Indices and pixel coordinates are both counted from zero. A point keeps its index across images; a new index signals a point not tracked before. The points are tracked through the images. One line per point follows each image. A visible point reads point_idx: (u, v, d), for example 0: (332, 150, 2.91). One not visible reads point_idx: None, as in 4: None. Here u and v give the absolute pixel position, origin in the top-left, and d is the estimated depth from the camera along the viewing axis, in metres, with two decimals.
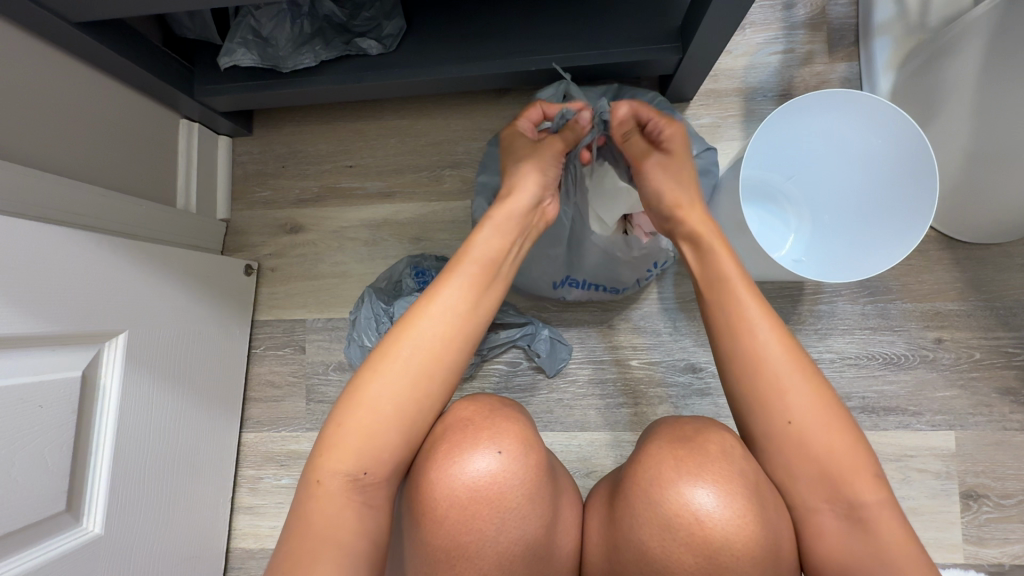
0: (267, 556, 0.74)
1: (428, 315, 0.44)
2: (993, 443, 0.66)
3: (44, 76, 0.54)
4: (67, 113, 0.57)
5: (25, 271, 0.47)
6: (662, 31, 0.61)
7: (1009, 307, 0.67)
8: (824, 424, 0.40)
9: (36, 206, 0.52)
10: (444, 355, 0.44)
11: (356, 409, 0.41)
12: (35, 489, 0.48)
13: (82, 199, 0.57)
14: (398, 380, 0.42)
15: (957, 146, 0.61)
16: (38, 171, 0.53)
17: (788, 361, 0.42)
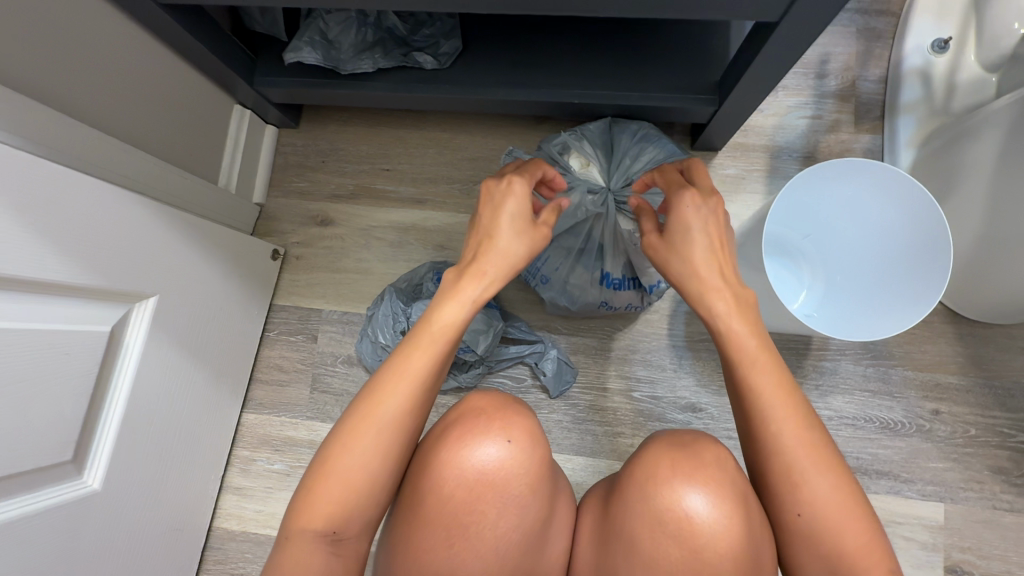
0: (249, 538, 0.74)
1: (392, 385, 0.41)
2: (982, 520, 0.67)
3: (123, 48, 0.58)
4: (135, 85, 0.61)
5: (80, 226, 0.50)
6: (701, 83, 0.65)
7: (1007, 387, 0.69)
8: (840, 525, 0.38)
9: (97, 166, 0.56)
10: (406, 424, 0.41)
11: (322, 483, 0.39)
12: (49, 434, 0.49)
13: (133, 162, 0.60)
14: (364, 459, 0.40)
15: (971, 226, 0.64)
16: (94, 129, 0.56)
17: (810, 456, 0.39)
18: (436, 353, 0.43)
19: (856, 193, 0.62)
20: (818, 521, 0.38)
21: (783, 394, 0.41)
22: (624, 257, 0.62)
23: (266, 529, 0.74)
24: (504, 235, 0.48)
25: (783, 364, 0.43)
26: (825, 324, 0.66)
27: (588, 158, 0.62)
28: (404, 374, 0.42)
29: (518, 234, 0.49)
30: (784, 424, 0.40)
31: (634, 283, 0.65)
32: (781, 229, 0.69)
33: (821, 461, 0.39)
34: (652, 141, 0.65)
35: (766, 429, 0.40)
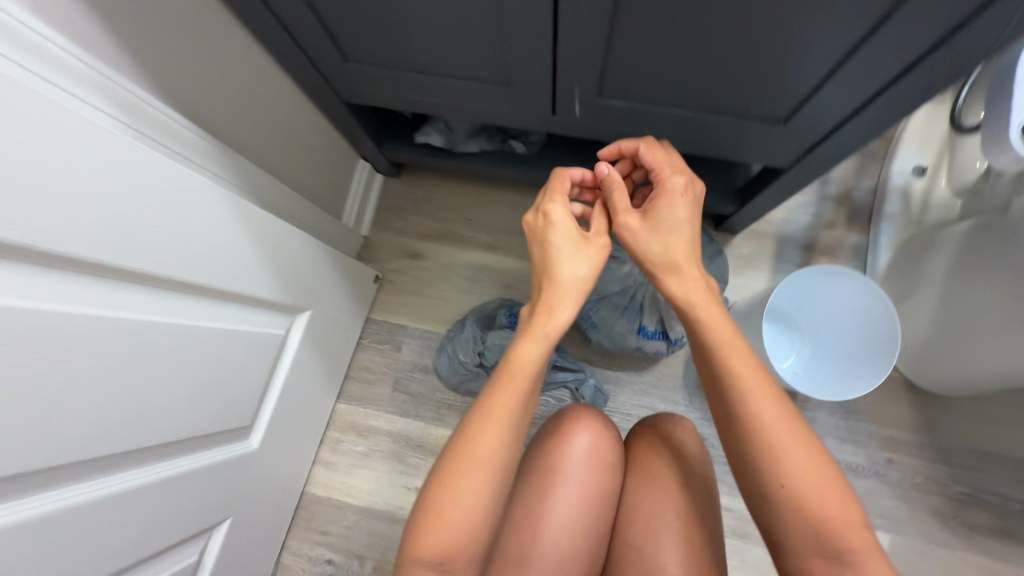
0: (332, 503, 0.93)
1: (480, 434, 0.49)
2: (921, 553, 0.83)
3: (313, 130, 0.79)
4: (313, 153, 0.81)
5: (287, 260, 0.69)
6: (727, 188, 0.84)
7: (952, 448, 0.86)
8: (819, 490, 0.45)
9: (288, 213, 0.76)
10: (495, 466, 0.49)
11: (428, 524, 0.47)
12: (239, 404, 0.68)
13: (307, 211, 0.81)
14: (462, 499, 0.47)
15: (926, 317, 0.81)
16: (290, 187, 0.76)
17: (784, 430, 0.47)
18: (516, 397, 0.51)
19: (839, 288, 0.80)
20: (797, 488, 0.46)
21: (756, 379, 0.49)
22: (656, 316, 0.81)
23: (346, 496, 0.93)
24: (559, 251, 0.55)
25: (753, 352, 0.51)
26: (807, 383, 0.84)
27: None
28: (490, 422, 0.50)
29: (580, 271, 0.55)
30: (762, 406, 0.48)
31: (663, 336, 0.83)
32: (782, 303, 0.87)
33: (794, 436, 0.47)
34: None
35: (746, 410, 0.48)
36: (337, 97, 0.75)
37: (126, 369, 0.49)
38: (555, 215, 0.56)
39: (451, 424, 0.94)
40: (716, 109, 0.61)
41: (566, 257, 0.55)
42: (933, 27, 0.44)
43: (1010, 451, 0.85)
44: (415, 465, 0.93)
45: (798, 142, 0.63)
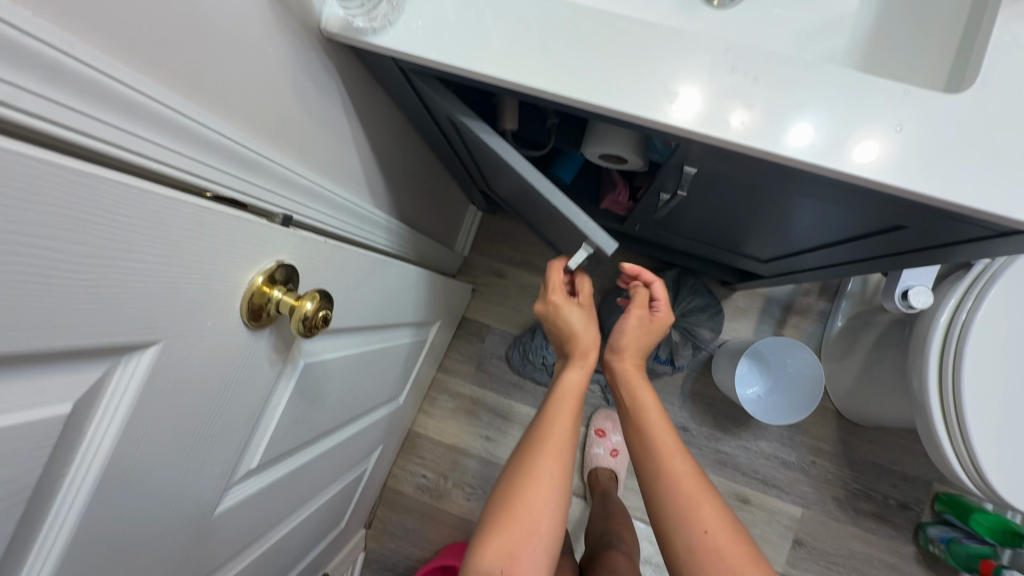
0: (428, 438, 1.37)
1: (543, 445, 0.58)
2: (820, 521, 1.24)
3: (452, 198, 1.15)
4: (450, 213, 1.18)
5: (442, 293, 1.07)
6: (733, 270, 1.18)
7: (858, 458, 1.24)
8: (733, 538, 0.54)
9: (437, 259, 1.14)
10: (557, 482, 0.55)
11: (496, 526, 0.52)
12: (404, 381, 1.08)
13: (445, 254, 1.18)
14: (532, 501, 0.53)
15: (854, 371, 1.18)
16: (439, 242, 1.14)
17: (698, 483, 0.58)
18: (568, 419, 0.61)
19: (799, 357, 1.13)
20: (715, 533, 0.54)
21: (675, 445, 0.61)
22: (666, 348, 1.21)
23: (437, 435, 1.37)
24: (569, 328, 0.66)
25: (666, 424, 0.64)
26: (758, 404, 1.21)
27: (663, 297, 1.20)
28: (551, 437, 0.59)
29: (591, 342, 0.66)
30: (679, 463, 0.60)
31: (668, 361, 1.23)
32: (763, 349, 1.19)
33: (706, 490, 0.58)
34: (700, 295, 1.22)
35: (667, 464, 0.60)
36: (475, 183, 1.10)
37: (382, 369, 0.87)
38: (557, 300, 0.66)
39: (515, 397, 1.36)
40: (723, 242, 0.96)
41: (574, 331, 0.66)
42: (825, 259, 0.80)
43: (896, 466, 1.23)
44: (487, 420, 1.36)
45: (773, 268, 0.99)
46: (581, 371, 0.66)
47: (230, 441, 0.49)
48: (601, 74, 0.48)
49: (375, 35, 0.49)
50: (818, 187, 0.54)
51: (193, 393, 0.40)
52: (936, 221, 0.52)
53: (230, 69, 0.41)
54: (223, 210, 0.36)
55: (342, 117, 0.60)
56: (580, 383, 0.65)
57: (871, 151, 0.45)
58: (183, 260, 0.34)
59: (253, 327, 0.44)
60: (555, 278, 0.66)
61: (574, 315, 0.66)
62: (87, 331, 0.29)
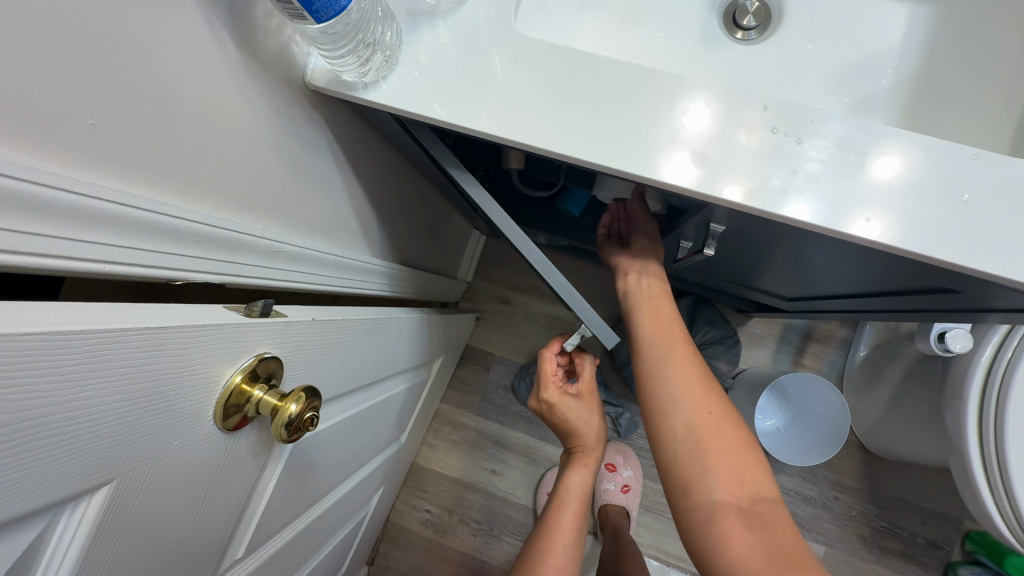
0: (432, 471, 1.31)
1: (543, 563, 0.55)
2: (844, 560, 1.18)
3: (455, 228, 1.09)
4: (453, 242, 1.12)
5: (443, 330, 1.02)
6: (750, 300, 1.13)
7: (883, 494, 1.18)
8: (730, 424, 0.54)
9: (439, 293, 1.08)
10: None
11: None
12: (404, 422, 1.02)
13: (447, 286, 1.13)
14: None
15: (879, 405, 1.11)
16: (441, 274, 1.08)
17: (703, 372, 0.57)
18: (569, 530, 0.57)
19: (821, 392, 1.08)
20: (714, 417, 0.54)
21: (681, 338, 0.61)
22: None
23: (441, 468, 1.31)
24: (567, 425, 0.59)
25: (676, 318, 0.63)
26: (780, 440, 1.14)
27: None
28: (551, 554, 0.55)
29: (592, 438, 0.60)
30: (685, 353, 0.59)
31: None
32: (782, 383, 1.12)
33: (710, 381, 0.57)
34: (715, 325, 1.16)
35: (674, 350, 0.59)
36: (479, 214, 1.05)
37: (380, 419, 0.82)
38: (551, 397, 0.58)
39: (522, 428, 1.30)
40: (743, 278, 0.90)
41: (576, 427, 0.59)
42: (856, 306, 0.74)
43: (924, 502, 1.17)
44: (493, 453, 1.30)
45: (795, 304, 0.93)
46: (583, 469, 0.60)
47: (208, 546, 0.43)
48: (621, 131, 0.43)
49: (365, 91, 0.44)
50: (861, 253, 0.48)
51: (158, 516, 0.35)
52: (997, 292, 0.46)
53: (200, 143, 0.36)
54: (191, 320, 0.31)
55: (333, 172, 0.54)
56: (583, 483, 0.60)
57: (896, 168, 0.41)
58: (140, 387, 0.29)
59: (228, 431, 0.38)
60: (546, 372, 0.57)
61: (572, 413, 0.59)
62: (16, 501, 0.24)
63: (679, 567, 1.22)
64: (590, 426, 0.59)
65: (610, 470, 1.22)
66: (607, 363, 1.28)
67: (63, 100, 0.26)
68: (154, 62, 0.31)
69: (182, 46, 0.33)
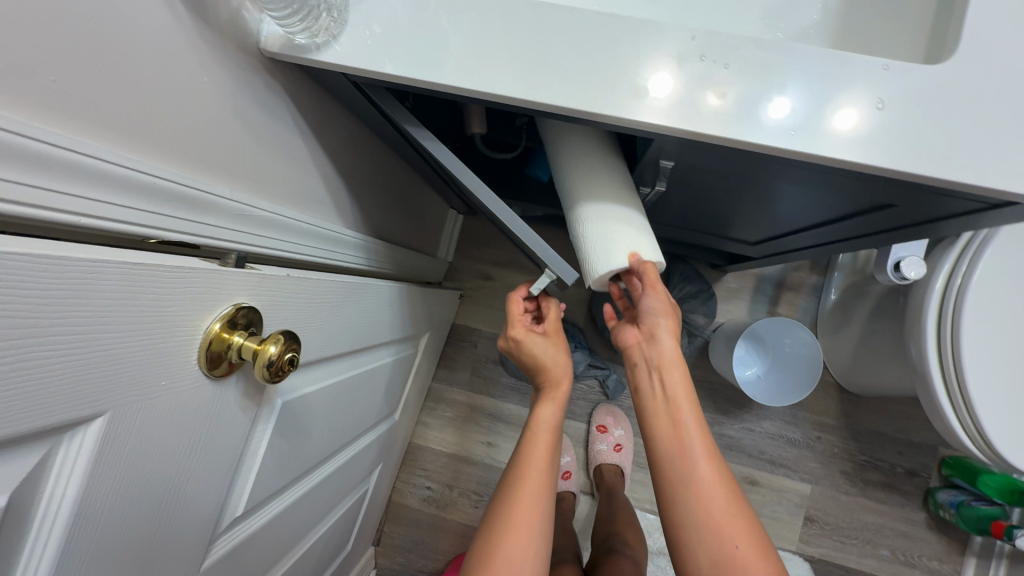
0: (429, 449, 1.34)
1: (518, 489, 0.57)
2: (830, 495, 1.23)
3: (429, 205, 1.11)
4: (429, 220, 1.14)
5: (425, 305, 1.04)
6: (721, 253, 1.16)
7: (862, 429, 1.23)
8: (757, 556, 0.53)
9: (420, 271, 1.11)
10: (534, 518, 0.55)
11: (480, 575, 0.52)
12: (395, 397, 1.05)
13: (427, 264, 1.15)
14: (513, 543, 0.53)
15: (851, 344, 1.16)
16: (420, 251, 1.11)
17: (727, 496, 0.56)
18: (543, 458, 0.60)
19: (795, 335, 1.12)
20: (739, 550, 0.53)
21: (704, 450, 0.58)
22: None
23: (438, 445, 1.34)
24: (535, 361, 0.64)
25: (700, 423, 0.60)
26: (759, 386, 1.19)
27: None
28: (526, 481, 0.58)
29: (559, 369, 0.64)
30: (708, 473, 0.57)
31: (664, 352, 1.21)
32: (758, 330, 1.16)
33: (734, 505, 0.55)
34: (690, 281, 1.20)
35: (694, 469, 0.57)
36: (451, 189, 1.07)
37: (369, 390, 0.84)
38: (518, 334, 0.64)
39: (514, 399, 1.33)
40: (710, 227, 0.94)
41: (542, 361, 0.64)
42: (815, 238, 0.78)
43: (901, 433, 1.23)
44: (487, 426, 1.34)
45: (761, 249, 0.97)
46: (553, 402, 0.63)
47: (206, 497, 0.46)
48: (563, 73, 0.46)
49: (319, 52, 0.46)
50: (800, 171, 0.52)
51: (153, 459, 0.37)
52: (923, 198, 0.50)
53: (162, 106, 0.38)
54: (165, 264, 0.33)
55: (297, 140, 0.56)
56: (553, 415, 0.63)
57: (857, 121, 0.43)
58: (121, 323, 0.31)
59: (215, 377, 0.41)
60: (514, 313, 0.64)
61: (538, 348, 0.64)
62: (13, 417, 0.26)
63: None
64: (556, 359, 0.64)
65: (602, 431, 1.26)
66: (590, 329, 1.31)
67: (27, 59, 0.29)
68: (109, 27, 0.33)
69: (132, 9, 0.34)
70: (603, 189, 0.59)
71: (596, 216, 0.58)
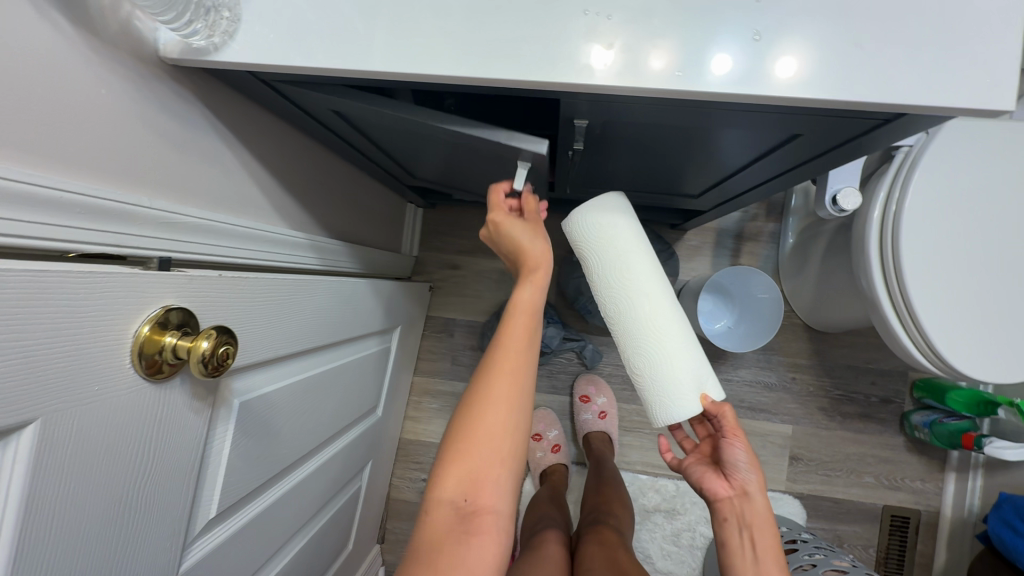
0: (420, 441, 1.36)
1: (495, 360, 0.56)
2: (811, 432, 1.27)
3: (383, 201, 1.12)
4: (386, 216, 1.15)
5: (393, 300, 1.05)
6: (676, 212, 1.18)
7: (834, 365, 1.27)
8: None
9: (383, 268, 1.12)
10: (511, 395, 0.55)
11: (459, 443, 0.54)
12: (374, 393, 1.05)
13: (390, 259, 1.15)
14: (494, 417, 0.54)
15: (811, 284, 1.19)
16: (380, 247, 1.12)
17: None
18: (522, 332, 0.58)
19: (754, 281, 1.15)
20: None
21: None
22: None
23: (429, 437, 1.36)
24: (515, 242, 0.60)
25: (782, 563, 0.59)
26: (727, 336, 1.23)
27: None
28: (504, 354, 0.57)
29: (538, 252, 0.59)
30: None
31: None
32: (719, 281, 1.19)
33: None
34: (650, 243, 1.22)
35: None
36: (402, 183, 1.08)
37: (342, 388, 0.85)
38: (496, 218, 0.60)
39: None
40: (656, 186, 0.95)
41: (520, 245, 0.59)
42: (753, 178, 0.80)
43: (872, 364, 1.26)
44: None
45: (710, 200, 0.99)
46: (534, 276, 0.59)
47: (171, 498, 0.47)
48: (459, 44, 0.47)
49: (218, 52, 0.47)
50: (706, 112, 0.54)
51: (101, 464, 0.38)
52: (824, 123, 0.53)
53: (61, 120, 0.39)
54: (70, 270, 0.34)
55: (218, 143, 0.57)
56: (534, 292, 0.59)
57: (804, 69, 0.45)
58: (29, 329, 0.32)
59: (157, 380, 0.42)
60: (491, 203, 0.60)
61: (517, 234, 0.59)
62: None
63: (666, 474, 1.30)
64: (536, 241, 0.59)
65: (584, 401, 1.28)
66: (562, 303, 1.33)
67: None
68: None
69: (13, 24, 0.35)
70: (664, 347, 0.58)
71: (659, 360, 0.58)
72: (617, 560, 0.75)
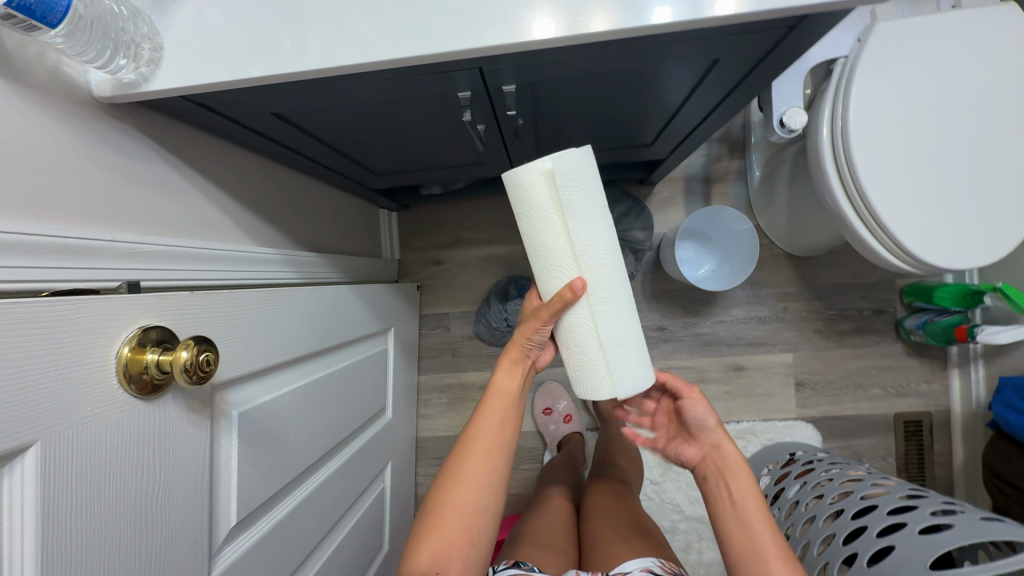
0: (437, 436, 1.39)
1: (468, 451, 0.62)
2: (812, 356, 1.29)
3: (354, 209, 1.14)
4: (360, 223, 1.17)
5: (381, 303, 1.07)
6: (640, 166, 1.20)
7: (823, 287, 1.29)
8: None
9: (366, 274, 1.14)
10: (481, 481, 0.61)
11: (427, 521, 0.59)
12: (379, 395, 1.08)
13: (372, 264, 1.18)
14: (459, 501, 0.60)
15: (783, 212, 1.21)
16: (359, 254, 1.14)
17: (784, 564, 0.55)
18: (495, 427, 0.64)
19: (728, 217, 1.17)
20: None
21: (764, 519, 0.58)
22: None
23: (445, 432, 1.39)
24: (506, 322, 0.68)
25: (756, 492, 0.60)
26: (712, 277, 1.24)
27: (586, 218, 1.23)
28: (475, 450, 0.62)
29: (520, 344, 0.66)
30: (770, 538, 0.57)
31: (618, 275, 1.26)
32: (695, 224, 1.22)
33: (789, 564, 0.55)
34: (620, 202, 1.24)
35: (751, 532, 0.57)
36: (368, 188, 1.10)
37: (344, 392, 0.88)
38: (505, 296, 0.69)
39: None
40: (611, 142, 0.97)
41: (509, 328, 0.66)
42: (697, 114, 0.81)
43: (859, 279, 1.28)
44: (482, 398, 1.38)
45: (667, 146, 1.01)
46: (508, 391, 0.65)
47: (186, 509, 0.49)
48: (372, 32, 0.49)
49: (148, 82, 0.49)
50: (626, 51, 0.56)
51: (108, 480, 0.41)
52: (738, 40, 0.55)
53: (12, 170, 0.41)
54: (43, 299, 0.37)
55: (171, 173, 0.59)
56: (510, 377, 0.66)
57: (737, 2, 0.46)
58: (15, 358, 0.34)
59: (148, 396, 0.44)
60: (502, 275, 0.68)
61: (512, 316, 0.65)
62: None
63: None
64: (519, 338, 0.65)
65: None
66: None
67: None
68: None
69: None
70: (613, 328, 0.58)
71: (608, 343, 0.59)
72: (623, 508, 0.78)
